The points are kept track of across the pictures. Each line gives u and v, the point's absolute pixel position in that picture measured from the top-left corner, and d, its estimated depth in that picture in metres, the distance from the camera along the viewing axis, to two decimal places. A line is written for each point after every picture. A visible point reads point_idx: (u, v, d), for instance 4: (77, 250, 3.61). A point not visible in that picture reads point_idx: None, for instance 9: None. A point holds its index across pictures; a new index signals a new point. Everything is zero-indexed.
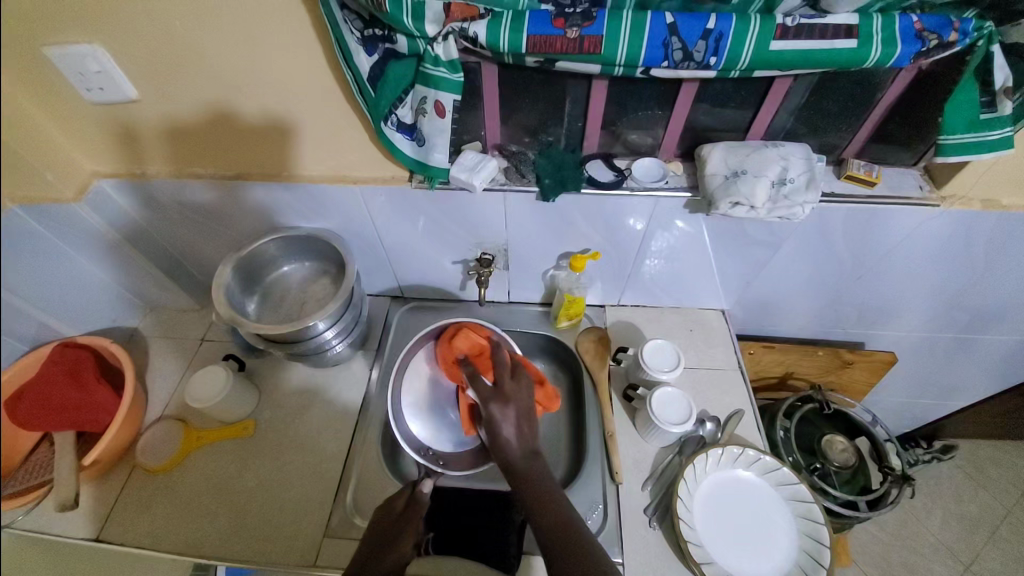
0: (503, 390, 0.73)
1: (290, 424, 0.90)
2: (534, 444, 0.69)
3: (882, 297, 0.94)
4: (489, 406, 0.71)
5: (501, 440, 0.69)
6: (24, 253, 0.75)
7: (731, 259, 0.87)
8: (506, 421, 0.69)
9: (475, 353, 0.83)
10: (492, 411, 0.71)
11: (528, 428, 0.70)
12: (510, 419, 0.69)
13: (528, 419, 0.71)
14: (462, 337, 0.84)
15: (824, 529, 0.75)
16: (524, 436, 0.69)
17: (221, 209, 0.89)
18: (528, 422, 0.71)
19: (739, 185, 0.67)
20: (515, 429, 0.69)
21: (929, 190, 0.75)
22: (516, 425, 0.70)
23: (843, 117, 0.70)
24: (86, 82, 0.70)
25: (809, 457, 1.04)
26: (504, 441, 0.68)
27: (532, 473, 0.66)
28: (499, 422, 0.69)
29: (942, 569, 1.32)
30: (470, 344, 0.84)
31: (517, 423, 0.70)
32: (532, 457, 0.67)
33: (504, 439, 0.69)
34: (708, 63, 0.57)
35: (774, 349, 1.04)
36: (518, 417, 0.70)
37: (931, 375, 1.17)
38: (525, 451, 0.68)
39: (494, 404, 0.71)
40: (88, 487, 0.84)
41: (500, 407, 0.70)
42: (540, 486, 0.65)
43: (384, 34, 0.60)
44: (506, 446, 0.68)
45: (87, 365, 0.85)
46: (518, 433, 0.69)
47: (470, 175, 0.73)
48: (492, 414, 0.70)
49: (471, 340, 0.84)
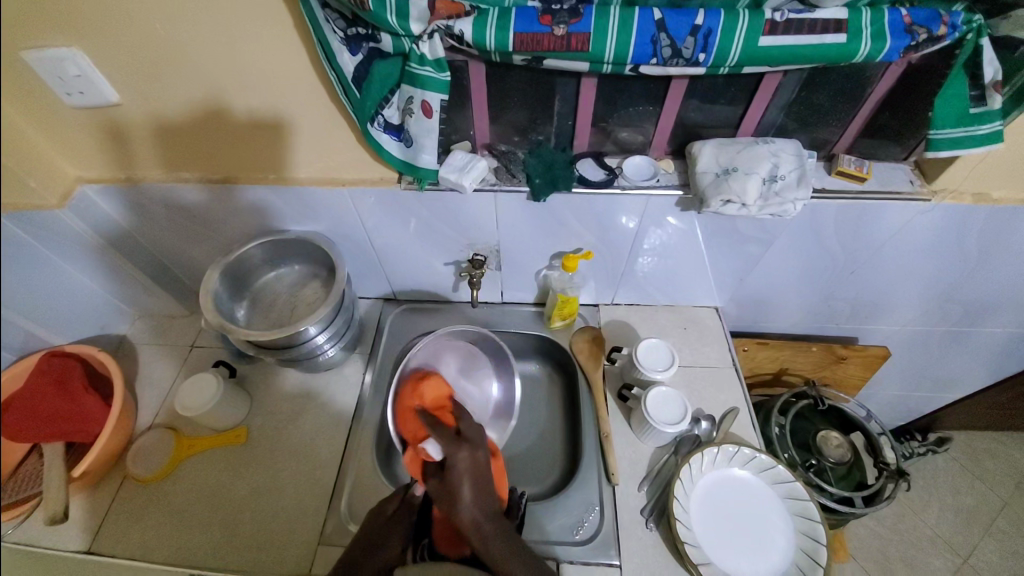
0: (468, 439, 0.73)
1: (282, 430, 0.89)
2: (490, 504, 0.70)
3: (876, 292, 0.94)
4: (456, 451, 0.71)
5: (457, 491, 0.69)
6: (20, 266, 0.74)
7: (724, 256, 0.87)
8: (466, 474, 0.70)
9: (436, 406, 0.82)
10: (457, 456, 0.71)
11: (485, 490, 0.70)
12: (471, 471, 0.70)
13: (486, 482, 0.71)
14: (427, 385, 0.83)
15: (820, 527, 0.75)
16: (482, 493, 0.69)
17: (208, 214, 0.88)
18: (487, 478, 0.71)
19: (731, 182, 0.66)
20: (471, 480, 0.70)
21: (920, 185, 0.75)
22: (475, 477, 0.70)
23: (833, 113, 0.70)
24: (67, 86, 0.69)
25: (804, 453, 1.03)
26: (463, 494, 0.69)
27: (489, 535, 0.67)
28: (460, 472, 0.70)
29: (939, 562, 1.33)
30: (434, 394, 0.83)
31: (475, 476, 0.70)
32: (488, 516, 0.68)
33: (461, 491, 0.69)
34: (697, 60, 0.56)
35: (768, 346, 1.05)
36: (479, 471, 0.71)
37: (925, 369, 1.17)
38: (481, 511, 0.68)
39: (459, 450, 0.72)
40: (77, 497, 0.82)
41: (466, 455, 0.71)
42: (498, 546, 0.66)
43: (367, 33, 0.59)
44: (461, 497, 0.69)
45: (74, 373, 0.83)
46: (477, 488, 0.70)
47: (460, 176, 0.72)
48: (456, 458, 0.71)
49: (435, 391, 0.84)
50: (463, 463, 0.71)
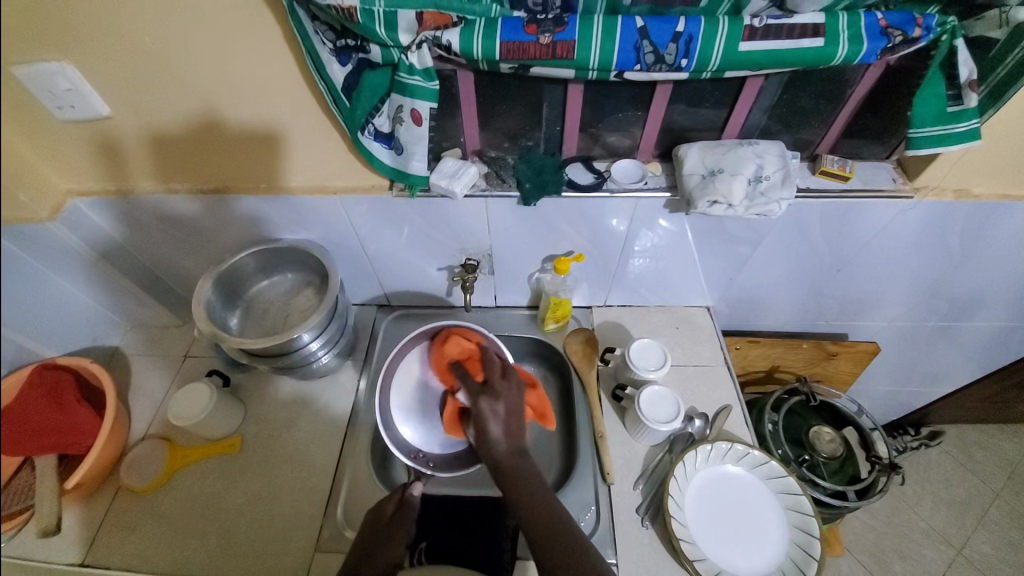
0: (493, 385, 0.70)
1: (277, 437, 0.89)
2: (518, 445, 0.67)
3: (864, 288, 0.96)
4: (481, 398, 0.69)
5: (488, 433, 0.66)
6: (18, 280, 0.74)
7: (713, 256, 0.88)
8: (493, 418, 0.67)
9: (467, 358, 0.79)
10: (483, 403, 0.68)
11: (517, 427, 0.68)
12: (499, 416, 0.67)
13: (517, 419, 0.69)
14: (453, 343, 0.81)
15: (813, 521, 0.76)
16: (507, 435, 0.67)
17: (200, 224, 0.88)
18: (518, 420, 0.68)
19: (717, 183, 0.68)
20: (501, 426, 0.67)
21: (902, 182, 0.77)
22: (501, 421, 0.67)
23: (816, 114, 0.71)
24: (57, 100, 0.69)
25: (797, 448, 1.04)
26: (492, 435, 0.66)
27: (519, 475, 0.65)
28: (487, 418, 0.67)
29: (934, 554, 1.35)
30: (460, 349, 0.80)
31: (502, 419, 0.67)
32: (516, 456, 0.66)
33: (492, 433, 0.66)
34: (680, 65, 0.58)
35: (759, 344, 1.06)
36: (507, 414, 0.68)
37: (915, 363, 1.19)
38: (509, 452, 0.66)
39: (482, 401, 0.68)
40: (71, 509, 0.82)
41: (489, 402, 0.68)
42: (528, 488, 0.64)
43: (356, 44, 0.60)
44: (492, 439, 0.66)
45: (68, 387, 0.83)
46: (506, 427, 0.67)
47: (451, 182, 0.73)
48: (481, 405, 0.68)
49: (462, 345, 0.80)
50: (489, 409, 0.68)
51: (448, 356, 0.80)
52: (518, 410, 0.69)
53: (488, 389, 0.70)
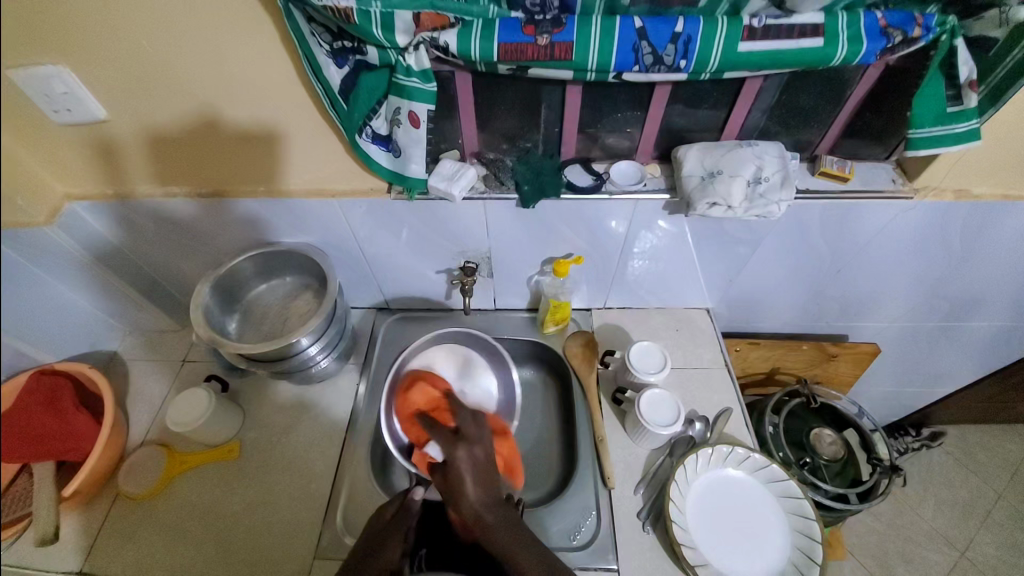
0: (466, 435, 0.73)
1: (276, 442, 0.89)
2: (488, 496, 0.69)
3: (864, 289, 0.95)
4: (456, 448, 0.71)
5: (459, 486, 0.68)
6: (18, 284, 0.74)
7: (713, 258, 0.88)
8: (465, 470, 0.69)
9: (432, 408, 0.81)
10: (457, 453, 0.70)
11: (488, 478, 0.70)
12: (474, 464, 0.70)
13: (487, 470, 0.71)
14: (418, 390, 0.83)
15: (815, 525, 0.75)
16: (478, 486, 0.69)
17: (198, 227, 0.87)
18: (490, 470, 0.71)
19: (716, 186, 0.68)
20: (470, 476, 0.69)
21: (902, 183, 0.77)
22: (474, 473, 0.70)
23: (815, 114, 0.71)
24: (54, 103, 0.69)
25: (798, 451, 1.03)
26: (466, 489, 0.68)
27: (496, 522, 0.67)
28: (463, 465, 0.69)
29: (938, 557, 1.34)
30: (425, 399, 0.82)
31: (473, 469, 0.70)
32: (490, 507, 0.68)
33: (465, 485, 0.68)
34: (679, 67, 0.57)
35: (759, 345, 1.05)
36: (478, 464, 0.70)
37: (916, 364, 1.19)
38: (484, 503, 0.68)
39: (457, 450, 0.71)
40: (68, 517, 0.81)
41: (467, 449, 0.71)
42: (505, 535, 0.66)
43: (353, 46, 0.59)
44: (465, 490, 0.68)
45: (64, 393, 0.82)
46: (479, 478, 0.69)
47: (449, 184, 0.72)
48: (456, 456, 0.70)
49: (426, 395, 0.83)
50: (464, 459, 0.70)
51: (414, 408, 0.81)
52: (488, 461, 0.72)
53: (461, 437, 0.73)
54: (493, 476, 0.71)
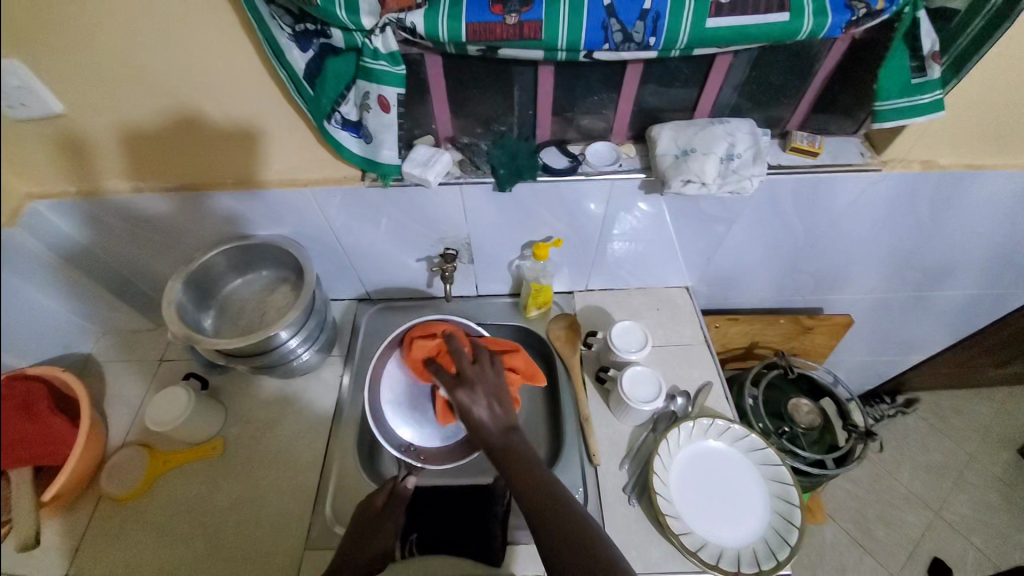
0: (465, 378, 0.69)
1: (261, 437, 0.88)
2: (495, 434, 0.66)
3: (839, 262, 0.98)
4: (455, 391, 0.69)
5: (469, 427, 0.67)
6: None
7: (690, 236, 0.89)
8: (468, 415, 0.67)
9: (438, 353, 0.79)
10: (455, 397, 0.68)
11: (501, 406, 0.68)
12: (478, 403, 0.67)
13: (500, 399, 0.69)
14: (417, 345, 0.80)
15: (792, 490, 0.78)
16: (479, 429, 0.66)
17: (168, 222, 0.85)
18: (501, 396, 0.69)
19: (689, 163, 0.68)
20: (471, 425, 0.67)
21: (870, 156, 0.78)
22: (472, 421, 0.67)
23: (785, 90, 0.72)
24: (9, 98, 0.64)
25: (777, 421, 1.06)
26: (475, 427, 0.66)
27: (513, 449, 0.65)
28: (468, 406, 0.67)
29: (913, 517, 1.40)
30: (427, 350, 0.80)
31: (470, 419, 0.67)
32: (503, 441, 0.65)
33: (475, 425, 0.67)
34: (648, 44, 0.57)
35: (738, 321, 1.08)
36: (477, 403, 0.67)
37: (890, 333, 1.23)
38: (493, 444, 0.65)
39: (456, 391, 0.69)
40: (51, 523, 0.80)
41: (466, 394, 0.68)
42: (523, 464, 0.63)
43: (317, 29, 0.58)
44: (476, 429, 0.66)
45: (40, 397, 0.80)
46: (484, 418, 0.66)
47: (424, 170, 0.71)
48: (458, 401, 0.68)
49: (427, 346, 0.80)
50: (466, 400, 0.68)
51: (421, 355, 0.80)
52: (499, 390, 0.70)
53: (461, 381, 0.70)
54: (498, 410, 0.68)
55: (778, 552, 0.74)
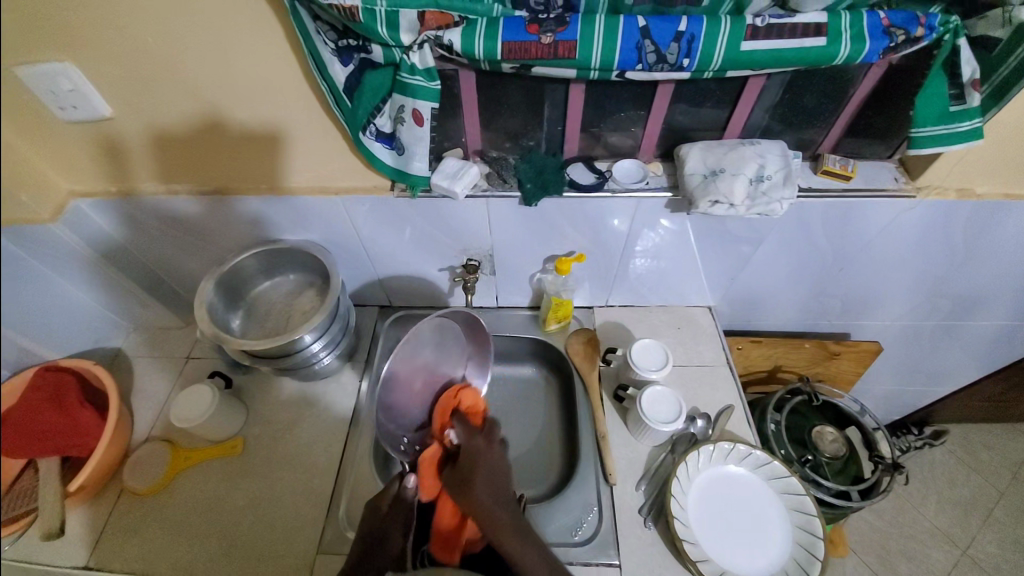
0: (492, 441, 0.77)
1: (280, 439, 0.89)
2: (489, 497, 0.68)
3: (868, 287, 0.95)
4: (477, 439, 0.76)
5: (466, 479, 0.70)
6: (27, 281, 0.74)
7: (715, 256, 0.88)
8: (473, 470, 0.71)
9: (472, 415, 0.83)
10: (473, 447, 0.74)
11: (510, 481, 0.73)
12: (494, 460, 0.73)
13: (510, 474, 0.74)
14: (468, 393, 0.84)
15: (816, 521, 0.76)
16: (472, 487, 0.69)
17: (203, 224, 0.88)
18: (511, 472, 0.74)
19: (718, 184, 0.68)
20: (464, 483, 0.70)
21: (904, 181, 0.77)
22: (469, 476, 0.71)
23: (818, 114, 0.71)
24: (60, 101, 0.69)
25: (800, 449, 1.04)
26: (475, 483, 0.69)
27: (509, 510, 0.68)
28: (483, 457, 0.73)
29: (939, 555, 1.34)
30: (472, 403, 0.83)
31: (472, 475, 0.70)
32: (495, 506, 0.67)
33: (475, 479, 0.70)
34: (682, 65, 0.57)
35: (762, 344, 1.06)
36: (488, 462, 0.73)
37: (919, 362, 1.19)
38: (482, 507, 0.67)
39: (482, 440, 0.76)
40: (74, 512, 0.82)
41: (487, 446, 0.75)
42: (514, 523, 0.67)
43: (358, 44, 0.60)
44: (472, 484, 0.69)
45: (69, 390, 0.83)
46: (486, 480, 0.70)
47: (452, 182, 0.73)
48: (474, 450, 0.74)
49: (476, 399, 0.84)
50: (483, 455, 0.73)
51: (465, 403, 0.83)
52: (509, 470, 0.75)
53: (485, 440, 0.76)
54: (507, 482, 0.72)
55: None
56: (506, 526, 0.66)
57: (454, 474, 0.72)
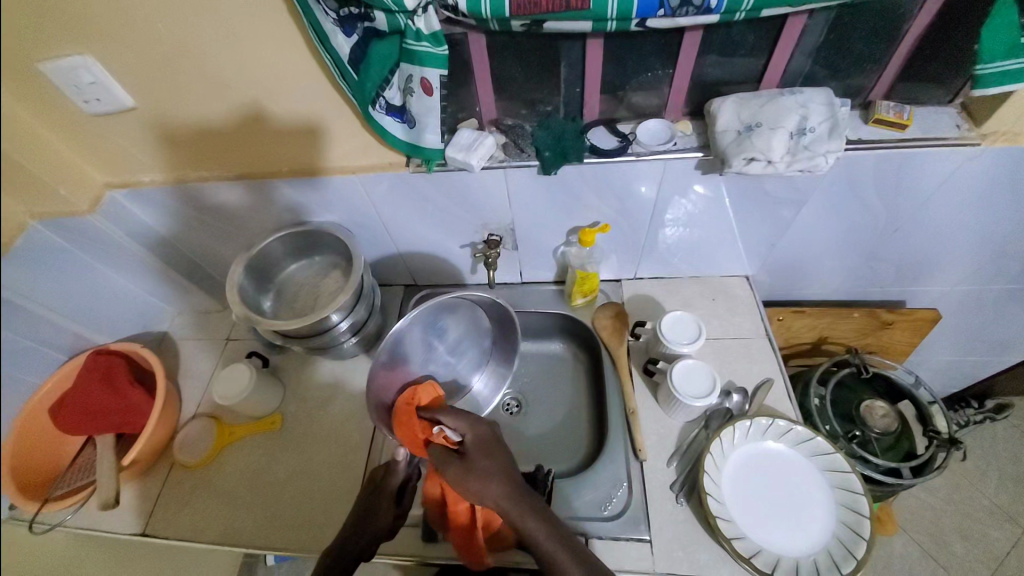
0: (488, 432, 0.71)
1: (314, 416, 0.92)
2: (514, 486, 0.64)
3: (922, 249, 0.87)
4: (481, 427, 0.69)
5: (479, 467, 0.64)
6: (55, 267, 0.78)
7: (752, 221, 0.82)
8: (486, 462, 0.65)
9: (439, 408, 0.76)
10: (476, 434, 0.68)
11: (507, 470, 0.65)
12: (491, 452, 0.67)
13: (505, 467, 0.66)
14: (426, 388, 0.78)
15: (863, 500, 0.71)
16: (502, 476, 0.64)
17: (229, 209, 0.89)
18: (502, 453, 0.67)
19: (754, 139, 0.62)
20: (485, 475, 0.64)
21: (967, 129, 0.68)
22: (490, 465, 0.65)
23: (867, 55, 0.64)
24: (85, 94, 0.70)
25: (847, 424, 0.97)
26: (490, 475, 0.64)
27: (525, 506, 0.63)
28: (490, 449, 0.67)
29: (999, 533, 1.26)
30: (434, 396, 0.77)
31: (497, 463, 0.65)
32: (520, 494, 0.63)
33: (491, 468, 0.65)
34: (709, 7, 0.52)
35: (804, 314, 0.99)
36: (500, 449, 0.68)
37: (982, 330, 1.08)
38: (506, 494, 0.63)
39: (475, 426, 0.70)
40: (131, 484, 0.87)
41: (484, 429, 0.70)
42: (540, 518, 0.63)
43: (360, 12, 0.57)
44: (493, 473, 0.64)
45: (120, 370, 0.87)
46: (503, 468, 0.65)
47: (467, 154, 0.70)
48: (481, 437, 0.68)
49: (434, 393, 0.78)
50: (484, 446, 0.67)
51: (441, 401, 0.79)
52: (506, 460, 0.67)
53: (476, 441, 0.68)
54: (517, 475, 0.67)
55: (841, 563, 0.68)
56: (531, 523, 0.62)
57: (458, 464, 0.65)
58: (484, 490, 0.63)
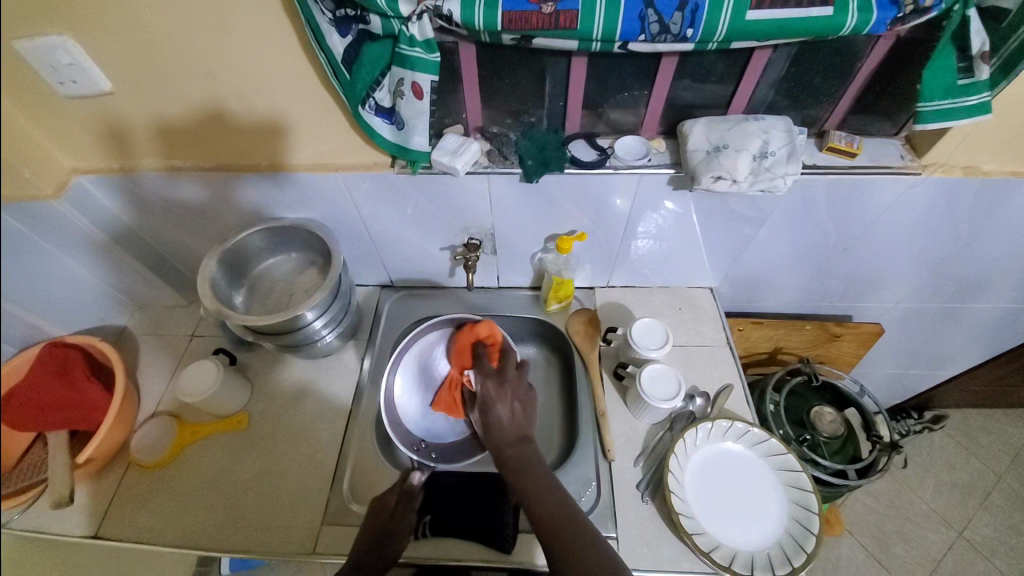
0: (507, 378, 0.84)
1: (283, 415, 0.91)
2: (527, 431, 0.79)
3: (871, 268, 0.95)
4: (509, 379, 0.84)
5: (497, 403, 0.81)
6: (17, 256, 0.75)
7: (718, 237, 0.88)
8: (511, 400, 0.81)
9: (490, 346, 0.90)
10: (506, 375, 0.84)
11: (521, 416, 0.80)
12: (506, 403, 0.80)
13: (521, 410, 0.81)
14: (485, 325, 0.90)
15: (812, 496, 0.77)
16: (520, 421, 0.80)
17: (203, 202, 0.88)
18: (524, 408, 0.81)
19: (721, 159, 0.67)
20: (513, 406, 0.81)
21: (910, 159, 0.76)
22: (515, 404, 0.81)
23: (824, 89, 0.70)
24: (59, 75, 0.68)
25: (798, 429, 1.05)
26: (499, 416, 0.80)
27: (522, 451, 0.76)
28: (501, 398, 0.81)
29: (934, 536, 1.36)
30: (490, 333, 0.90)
31: (517, 403, 0.81)
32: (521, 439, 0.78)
33: (500, 409, 0.80)
34: (686, 35, 0.57)
35: (763, 325, 1.06)
36: (524, 398, 0.82)
37: (922, 345, 1.18)
38: (518, 434, 0.78)
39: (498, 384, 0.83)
40: (83, 483, 0.84)
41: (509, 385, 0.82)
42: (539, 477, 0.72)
43: (356, 14, 0.59)
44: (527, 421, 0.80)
45: (75, 363, 0.84)
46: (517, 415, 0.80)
47: (452, 158, 0.72)
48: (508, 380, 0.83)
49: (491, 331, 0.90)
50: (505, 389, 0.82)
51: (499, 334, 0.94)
52: (523, 404, 0.82)
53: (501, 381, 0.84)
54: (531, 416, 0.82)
55: (792, 557, 0.73)
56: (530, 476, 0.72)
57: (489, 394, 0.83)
58: (498, 424, 0.79)
